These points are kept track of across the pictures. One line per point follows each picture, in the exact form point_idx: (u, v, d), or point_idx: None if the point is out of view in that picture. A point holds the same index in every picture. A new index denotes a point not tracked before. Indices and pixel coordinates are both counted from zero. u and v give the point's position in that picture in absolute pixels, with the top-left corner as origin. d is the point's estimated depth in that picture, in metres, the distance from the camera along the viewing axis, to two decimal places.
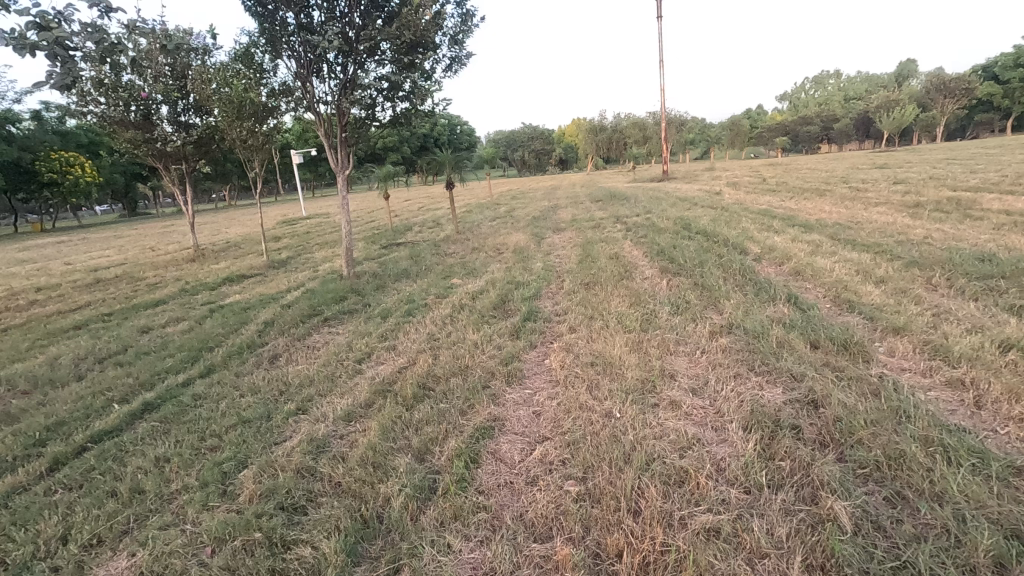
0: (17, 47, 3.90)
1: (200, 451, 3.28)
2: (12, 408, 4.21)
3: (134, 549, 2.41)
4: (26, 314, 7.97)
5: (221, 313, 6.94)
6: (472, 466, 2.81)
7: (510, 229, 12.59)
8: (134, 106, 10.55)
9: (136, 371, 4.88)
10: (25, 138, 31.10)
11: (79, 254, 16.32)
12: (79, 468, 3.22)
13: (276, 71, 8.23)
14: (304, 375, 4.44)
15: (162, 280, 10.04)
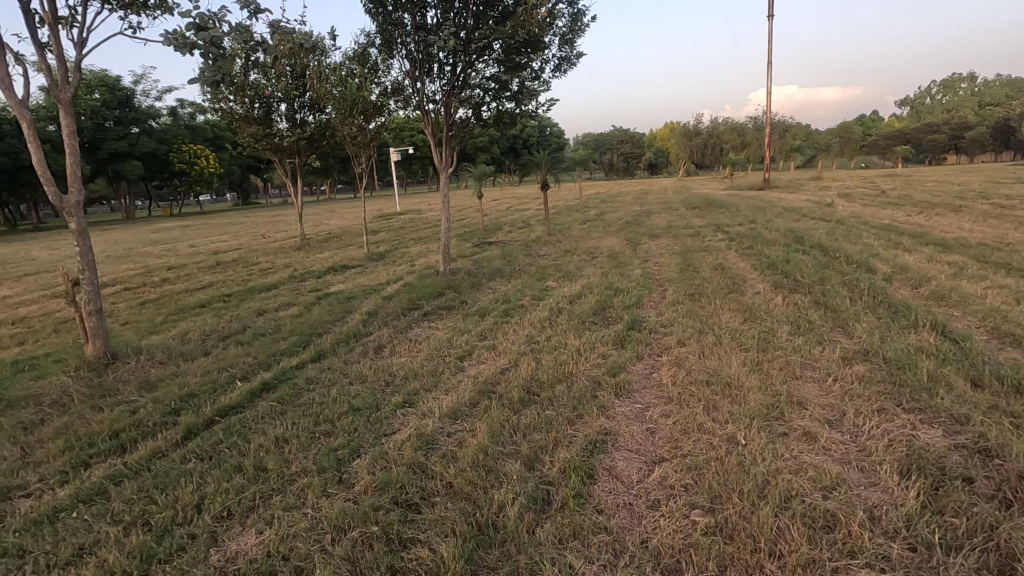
0: (178, 46, 4.31)
1: (315, 435, 3.38)
2: (152, 377, 4.62)
3: (260, 527, 2.50)
4: (161, 290, 8.80)
5: (327, 301, 7.29)
6: (587, 482, 2.68)
7: (603, 233, 12.33)
8: (258, 104, 11.40)
9: (254, 351, 5.20)
10: (163, 131, 34.84)
11: (202, 237, 17.93)
12: (208, 440, 3.43)
13: (388, 70, 8.51)
14: (407, 368, 4.50)
15: (273, 266, 10.76)
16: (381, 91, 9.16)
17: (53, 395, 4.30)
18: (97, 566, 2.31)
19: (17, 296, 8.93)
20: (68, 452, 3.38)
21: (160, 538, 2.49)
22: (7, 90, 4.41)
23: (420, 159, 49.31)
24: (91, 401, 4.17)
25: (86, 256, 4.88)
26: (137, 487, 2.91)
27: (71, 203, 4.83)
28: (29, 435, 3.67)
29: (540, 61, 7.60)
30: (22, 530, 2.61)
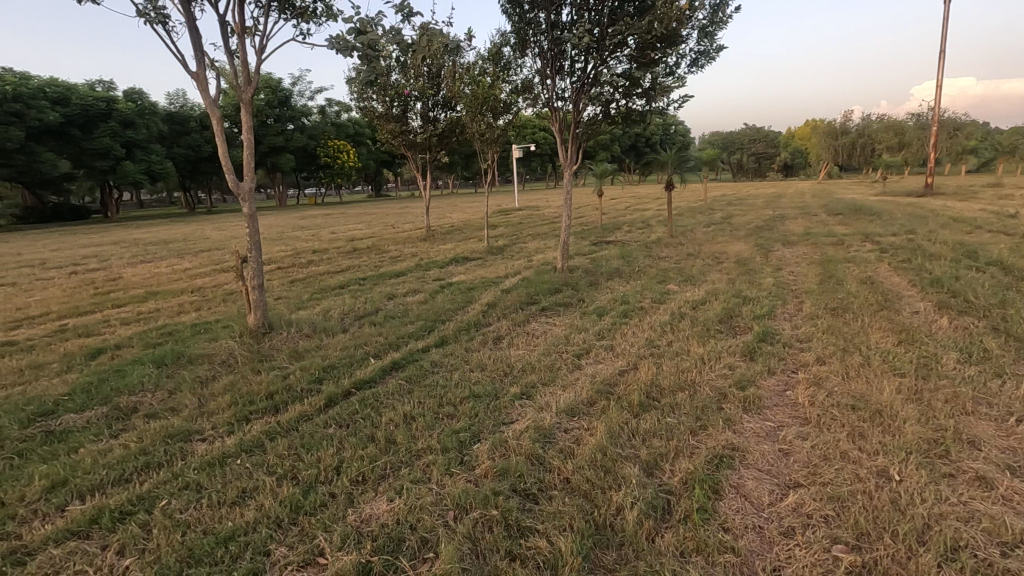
0: (339, 49, 4.75)
1: (439, 416, 3.57)
2: (300, 347, 5.16)
3: (390, 495, 2.68)
4: (307, 271, 9.78)
5: (450, 290, 7.64)
6: (712, 497, 2.54)
7: (730, 237, 11.62)
8: (397, 102, 12.20)
9: (386, 332, 5.60)
10: (313, 128, 38.62)
11: (341, 225, 19.64)
12: (346, 410, 3.75)
13: (519, 68, 8.68)
14: (525, 360, 4.58)
15: (401, 254, 11.50)
16: (510, 89, 9.38)
17: (223, 356, 4.98)
18: (256, 509, 2.63)
19: (195, 269, 10.41)
20: (234, 406, 3.89)
21: (306, 492, 2.77)
22: (203, 91, 5.13)
23: (540, 157, 49.88)
24: (252, 364, 4.76)
25: (254, 237, 5.55)
26: (287, 445, 3.27)
27: (245, 189, 5.52)
28: (205, 388, 4.27)
29: (676, 56, 7.33)
30: (199, 469, 3.05)
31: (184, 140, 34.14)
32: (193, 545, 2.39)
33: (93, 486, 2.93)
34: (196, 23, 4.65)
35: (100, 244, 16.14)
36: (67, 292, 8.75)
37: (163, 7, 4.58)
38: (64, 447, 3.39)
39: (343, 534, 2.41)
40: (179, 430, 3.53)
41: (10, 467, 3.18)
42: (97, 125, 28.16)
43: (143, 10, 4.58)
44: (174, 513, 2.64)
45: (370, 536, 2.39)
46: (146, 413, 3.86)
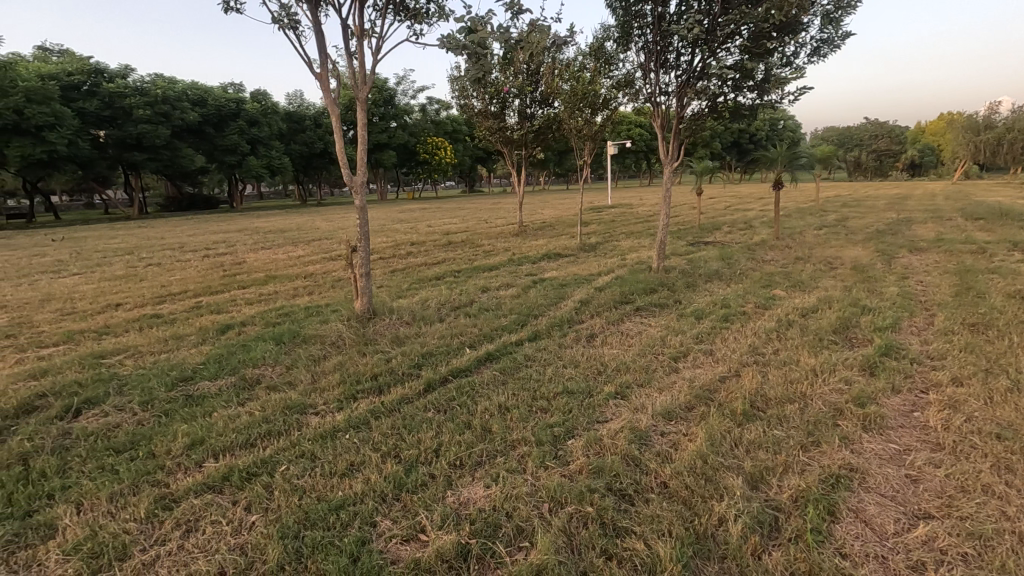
0: (449, 47, 4.91)
1: (533, 409, 3.60)
2: (401, 334, 5.42)
3: (487, 482, 2.76)
4: (406, 262, 10.25)
5: (542, 285, 7.68)
6: (827, 519, 2.36)
7: (847, 241, 10.69)
8: (496, 99, 12.44)
9: (480, 323, 5.75)
10: (414, 125, 40.33)
11: (437, 219, 20.38)
12: (444, 396, 3.90)
13: (622, 63, 8.50)
14: (619, 359, 4.51)
15: (494, 249, 11.72)
16: (611, 84, 9.23)
17: (333, 337, 5.35)
18: (363, 482, 2.80)
19: (307, 257, 11.25)
20: (342, 385, 4.17)
21: (408, 471, 2.91)
22: (324, 91, 5.52)
23: (634, 153, 48.70)
24: (357, 347, 5.07)
25: (363, 228, 5.90)
26: (390, 425, 3.45)
27: (358, 183, 5.88)
28: (316, 366, 4.62)
29: (795, 46, 6.83)
30: (312, 440, 3.30)
31: (300, 137, 36.98)
32: (309, 509, 2.59)
33: (224, 447, 3.27)
34: (322, 27, 5.01)
35: (228, 231, 17.93)
36: (202, 273, 9.82)
37: (295, 13, 4.97)
38: (201, 410, 3.81)
39: (443, 515, 2.50)
40: (296, 403, 3.84)
41: (159, 424, 3.63)
42: (228, 123, 31.25)
43: (278, 17, 5.00)
44: (293, 478, 2.88)
45: (468, 519, 2.47)
46: (268, 385, 4.25)
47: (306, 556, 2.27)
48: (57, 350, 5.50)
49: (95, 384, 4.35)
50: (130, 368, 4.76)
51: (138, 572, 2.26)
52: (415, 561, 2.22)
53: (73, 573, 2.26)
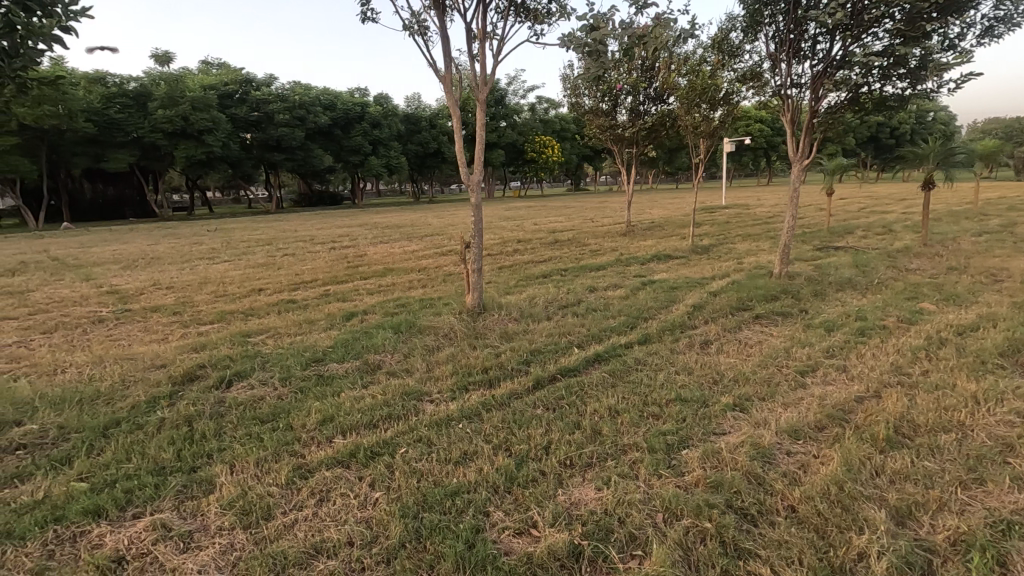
0: (569, 45, 4.90)
1: (644, 414, 3.50)
2: (509, 330, 5.53)
3: (598, 484, 2.73)
4: (513, 259, 10.42)
5: (652, 287, 7.45)
6: (995, 570, 2.07)
7: (1015, 250, 9.21)
8: (608, 96, 12.24)
9: (588, 323, 5.69)
10: (522, 125, 40.99)
11: (543, 217, 20.54)
12: (553, 394, 3.91)
13: (747, 54, 7.98)
14: (737, 369, 4.25)
15: (600, 248, 11.57)
16: (734, 78, 8.70)
17: (446, 329, 5.58)
18: (477, 472, 2.89)
19: (421, 252, 11.83)
20: (455, 375, 4.34)
21: (519, 465, 2.96)
22: (447, 93, 5.75)
23: (753, 150, 45.72)
24: (468, 340, 5.24)
25: (477, 225, 6.07)
26: (501, 418, 3.53)
27: (474, 181, 6.06)
28: (431, 356, 4.85)
29: (961, 26, 6.00)
30: (429, 426, 3.46)
31: (416, 138, 39.01)
32: (427, 492, 2.72)
33: (351, 425, 3.53)
34: (447, 32, 5.23)
35: (350, 226, 19.38)
36: (329, 263, 10.71)
37: (424, 20, 5.22)
38: (330, 389, 4.16)
39: (554, 513, 2.51)
40: (413, 390, 4.06)
41: (295, 399, 4.01)
42: (354, 125, 33.72)
43: (409, 25, 5.29)
44: (412, 461, 3.05)
45: (579, 520, 2.46)
46: (387, 371, 4.53)
47: (425, 537, 2.39)
48: (213, 328, 6.27)
49: (243, 360, 4.90)
50: (271, 347, 5.30)
51: (281, 531, 2.51)
52: (528, 556, 2.25)
53: (229, 526, 2.56)
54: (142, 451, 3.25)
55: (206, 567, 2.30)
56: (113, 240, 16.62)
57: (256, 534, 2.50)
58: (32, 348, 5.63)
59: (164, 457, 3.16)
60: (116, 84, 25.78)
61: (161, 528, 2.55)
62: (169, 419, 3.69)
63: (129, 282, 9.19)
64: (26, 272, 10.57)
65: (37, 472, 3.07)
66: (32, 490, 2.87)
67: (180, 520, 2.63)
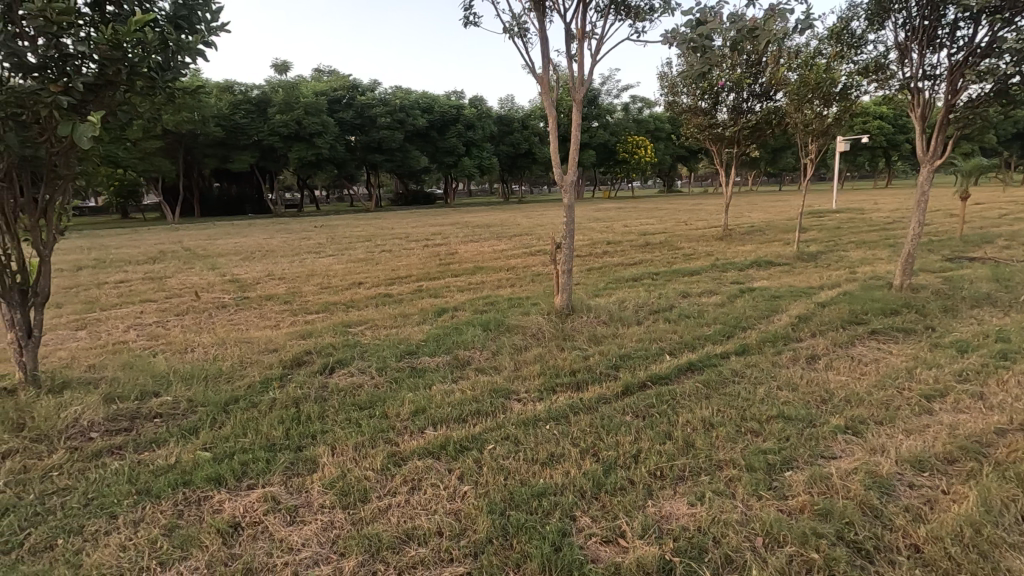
0: (673, 40, 4.74)
1: (742, 430, 3.30)
2: (598, 332, 5.45)
3: (691, 499, 2.61)
4: (602, 261, 10.26)
5: (751, 295, 7.04)
6: None
7: None
8: (708, 94, 11.75)
9: (681, 330, 5.48)
10: (615, 125, 40.39)
11: (634, 219, 20.09)
12: (643, 401, 3.79)
13: (870, 45, 7.32)
14: (850, 388, 3.90)
15: (694, 252, 11.12)
16: (854, 71, 7.99)
17: (534, 329, 5.61)
18: (564, 474, 2.86)
19: (510, 251, 12.00)
20: (543, 376, 4.34)
21: (606, 471, 2.90)
22: (544, 93, 5.77)
23: (870, 149, 41.91)
24: (556, 341, 5.23)
25: (569, 225, 6.03)
26: (589, 422, 3.48)
27: (568, 181, 6.03)
28: (519, 355, 4.89)
29: None
30: (516, 425, 3.48)
31: (508, 139, 39.63)
32: (514, 490, 2.74)
33: (442, 418, 3.64)
34: (547, 33, 5.25)
35: (444, 224, 20.05)
36: (423, 260, 11.14)
37: (524, 22, 5.27)
38: (423, 381, 4.32)
39: (644, 524, 2.44)
40: (501, 387, 4.11)
41: (390, 389, 4.20)
42: (449, 127, 34.86)
43: (509, 27, 5.36)
44: (499, 458, 3.09)
45: (670, 535, 2.37)
46: (477, 367, 4.63)
47: (512, 535, 2.41)
48: (318, 317, 6.74)
49: (344, 348, 5.22)
50: (369, 338, 5.60)
51: (376, 514, 2.63)
52: (616, 566, 2.20)
53: (330, 504, 2.72)
54: (256, 428, 3.55)
55: (309, 541, 2.46)
56: (235, 233, 18.37)
57: (354, 514, 2.64)
58: (168, 328, 6.34)
59: (274, 435, 3.44)
60: (242, 92, 28.53)
61: (272, 500, 2.77)
62: (280, 399, 4.00)
63: (247, 272, 10.11)
64: (165, 260, 11.94)
65: (170, 438, 3.46)
66: (166, 455, 3.23)
67: (287, 494, 2.84)
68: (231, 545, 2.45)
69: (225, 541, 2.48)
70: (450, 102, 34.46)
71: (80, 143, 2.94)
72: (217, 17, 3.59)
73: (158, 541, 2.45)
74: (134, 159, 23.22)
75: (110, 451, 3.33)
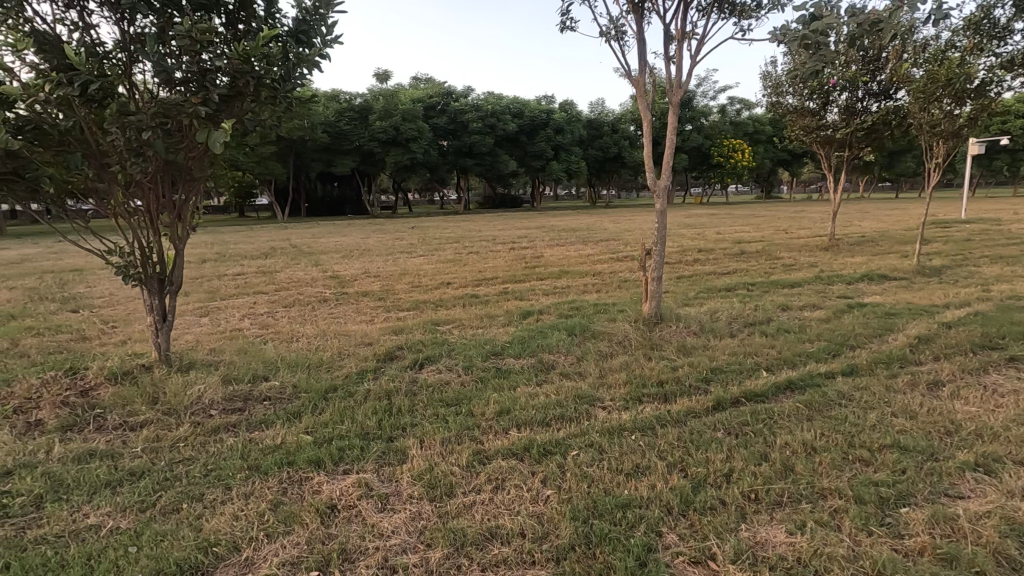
0: (783, 37, 4.48)
1: (849, 458, 3.04)
2: (688, 343, 5.24)
3: (790, 527, 2.44)
4: (693, 269, 9.87)
5: (861, 311, 6.47)
6: None
7: None
8: (817, 94, 10.97)
9: (780, 345, 5.14)
10: (710, 128, 38.81)
11: (729, 226, 19.14)
12: (736, 418, 3.59)
13: (1017, 34, 6.48)
14: (982, 421, 3.46)
15: (796, 262, 10.41)
16: (994, 66, 7.13)
17: (620, 336, 5.50)
18: (650, 488, 2.78)
19: (597, 256, 11.88)
20: (629, 385, 4.24)
21: (695, 488, 2.78)
22: (639, 96, 5.65)
23: (1010, 152, 37.13)
24: (643, 350, 5.09)
25: (660, 231, 5.85)
26: (677, 436, 3.35)
27: (661, 187, 5.87)
28: (604, 362, 4.82)
29: None
30: (601, 433, 3.43)
31: (597, 143, 39.27)
32: (598, 499, 2.70)
33: (526, 420, 3.66)
34: (645, 35, 5.15)
35: (530, 227, 20.25)
36: (508, 262, 11.29)
37: (622, 25, 5.20)
38: (508, 383, 4.37)
39: (737, 549, 2.32)
40: (586, 394, 4.06)
41: (476, 387, 4.30)
42: (539, 131, 35.14)
43: (606, 31, 5.32)
44: (583, 464, 3.05)
45: (766, 563, 2.24)
46: (561, 372, 4.62)
47: (596, 544, 2.38)
48: (409, 315, 7.03)
49: (433, 346, 5.40)
50: (457, 337, 5.77)
51: (461, 510, 2.70)
52: None
53: (418, 495, 2.83)
54: (352, 416, 3.76)
55: (398, 529, 2.57)
56: (337, 232, 19.62)
57: (440, 507, 2.73)
58: (277, 318, 6.89)
59: (368, 424, 3.62)
60: (347, 101, 30.49)
61: (365, 486, 2.93)
62: (373, 391, 4.22)
63: (346, 269, 10.77)
64: (275, 256, 13.00)
65: (278, 421, 3.75)
66: (273, 435, 3.51)
67: (379, 482, 2.98)
68: (328, 525, 2.61)
69: (323, 520, 2.65)
70: (540, 108, 34.73)
71: (213, 149, 3.28)
72: (332, 30, 3.86)
73: (265, 514, 2.67)
74: (252, 164, 25.51)
75: (226, 428, 3.67)
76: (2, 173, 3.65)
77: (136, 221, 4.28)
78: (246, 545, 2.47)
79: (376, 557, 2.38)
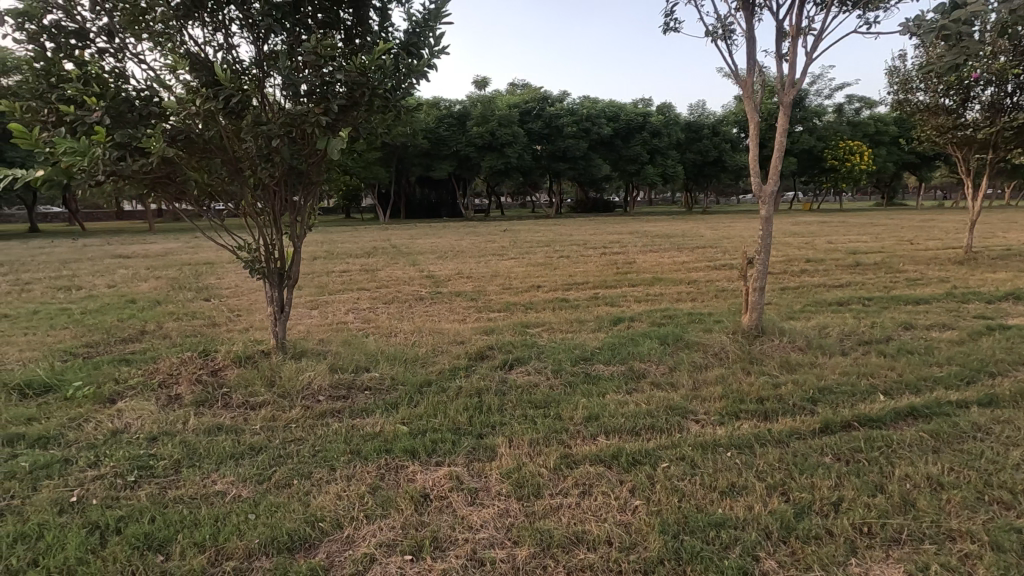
0: (917, 28, 4.07)
1: (985, 499, 2.70)
2: (793, 359, 4.90)
3: (910, 568, 2.22)
4: (800, 280, 9.20)
5: (1004, 334, 5.70)
6: None
7: None
8: (955, 89, 9.83)
9: (902, 367, 4.66)
10: (824, 129, 35.99)
11: (843, 235, 17.64)
12: (847, 443, 3.30)
13: None
14: None
15: (923, 276, 9.38)
16: None
17: (716, 348, 5.27)
18: (747, 509, 2.64)
19: (693, 263, 11.43)
20: (725, 399, 4.04)
21: (799, 514, 2.60)
22: (746, 97, 5.39)
23: None
24: (742, 364, 4.84)
25: (765, 239, 5.53)
26: (778, 457, 3.14)
27: (767, 192, 5.54)
28: (699, 373, 4.64)
29: None
30: (694, 447, 3.31)
31: (697, 146, 37.78)
32: (689, 514, 2.60)
33: (615, 428, 3.61)
34: (755, 33, 4.90)
35: (623, 232, 19.90)
36: (600, 268, 11.17)
37: (731, 23, 4.99)
38: (597, 389, 4.33)
39: None
40: (678, 405, 3.93)
41: (564, 391, 4.30)
42: (634, 135, 34.45)
43: (713, 30, 5.12)
44: (674, 478, 2.96)
45: None
46: (653, 381, 4.50)
47: (686, 561, 2.30)
48: (500, 316, 7.18)
49: (522, 347, 5.48)
50: (546, 340, 5.80)
51: (548, 511, 2.72)
52: None
53: (506, 492, 2.89)
54: (444, 411, 3.91)
55: (487, 523, 2.64)
56: (433, 234, 20.48)
57: (527, 507, 2.77)
58: (378, 314, 7.31)
59: (460, 420, 3.75)
60: (447, 108, 31.78)
61: (456, 479, 3.03)
62: (464, 388, 4.36)
63: (442, 269, 11.21)
64: (377, 255, 13.80)
65: (376, 410, 3.98)
66: (373, 424, 3.73)
67: (469, 476, 3.07)
68: (421, 513, 2.74)
69: (417, 507, 2.78)
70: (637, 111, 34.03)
71: (332, 155, 3.56)
72: (439, 41, 4.05)
73: (365, 496, 2.85)
74: (359, 169, 27.30)
75: (331, 414, 3.95)
76: (158, 177, 4.05)
77: (262, 220, 4.72)
78: (348, 524, 2.65)
79: (465, 548, 2.46)
